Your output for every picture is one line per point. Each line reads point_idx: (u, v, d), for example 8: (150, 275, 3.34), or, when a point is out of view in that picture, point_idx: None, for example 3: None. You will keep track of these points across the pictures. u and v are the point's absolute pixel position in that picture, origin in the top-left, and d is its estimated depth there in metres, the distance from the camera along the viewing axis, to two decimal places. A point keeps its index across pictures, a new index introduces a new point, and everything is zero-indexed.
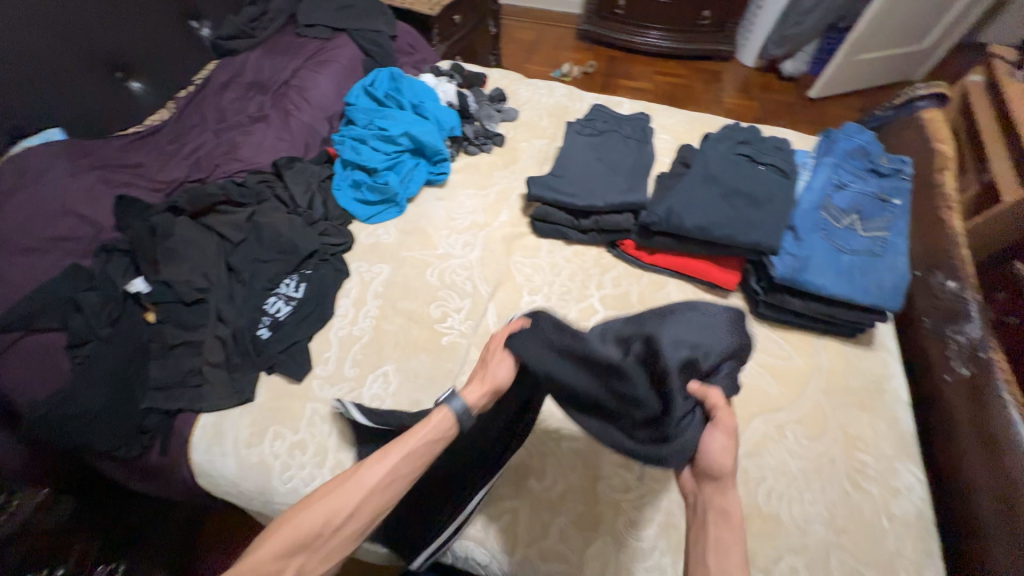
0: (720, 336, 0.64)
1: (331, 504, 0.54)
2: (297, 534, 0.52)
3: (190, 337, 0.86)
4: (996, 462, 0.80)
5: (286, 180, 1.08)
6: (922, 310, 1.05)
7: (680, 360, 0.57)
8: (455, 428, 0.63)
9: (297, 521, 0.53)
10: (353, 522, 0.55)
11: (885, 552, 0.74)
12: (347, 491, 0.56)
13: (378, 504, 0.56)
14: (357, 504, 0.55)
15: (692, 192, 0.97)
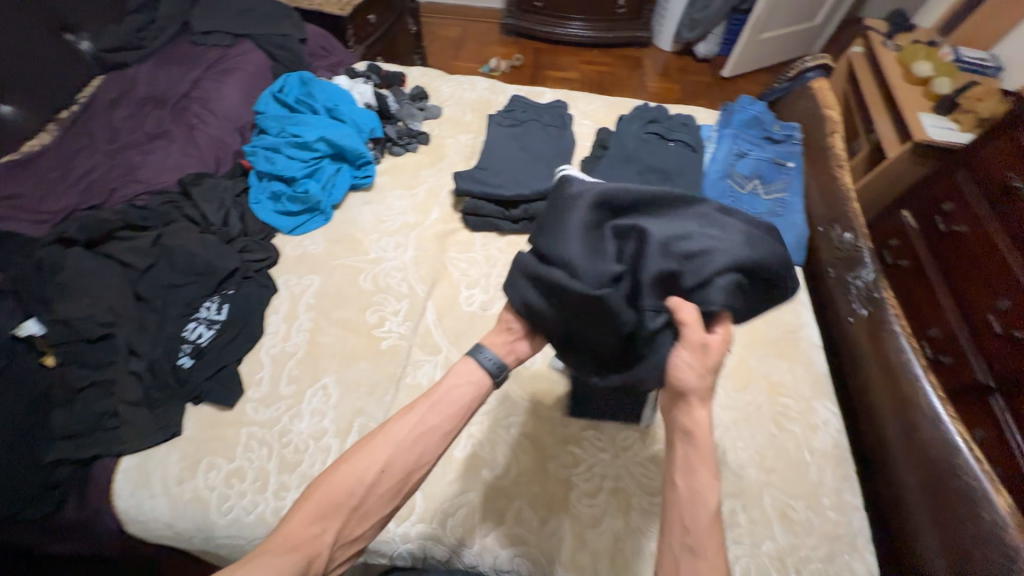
0: (719, 241, 0.56)
1: (365, 464, 0.53)
2: (329, 499, 0.51)
3: (98, 377, 0.79)
4: (895, 387, 0.89)
5: (195, 198, 1.02)
6: (825, 262, 1.15)
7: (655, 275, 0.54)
8: (488, 379, 0.60)
9: (334, 481, 0.52)
10: (388, 479, 0.54)
11: (809, 482, 0.81)
12: (380, 449, 0.54)
13: (410, 462, 0.55)
14: (387, 460, 0.53)
15: (610, 173, 1.01)
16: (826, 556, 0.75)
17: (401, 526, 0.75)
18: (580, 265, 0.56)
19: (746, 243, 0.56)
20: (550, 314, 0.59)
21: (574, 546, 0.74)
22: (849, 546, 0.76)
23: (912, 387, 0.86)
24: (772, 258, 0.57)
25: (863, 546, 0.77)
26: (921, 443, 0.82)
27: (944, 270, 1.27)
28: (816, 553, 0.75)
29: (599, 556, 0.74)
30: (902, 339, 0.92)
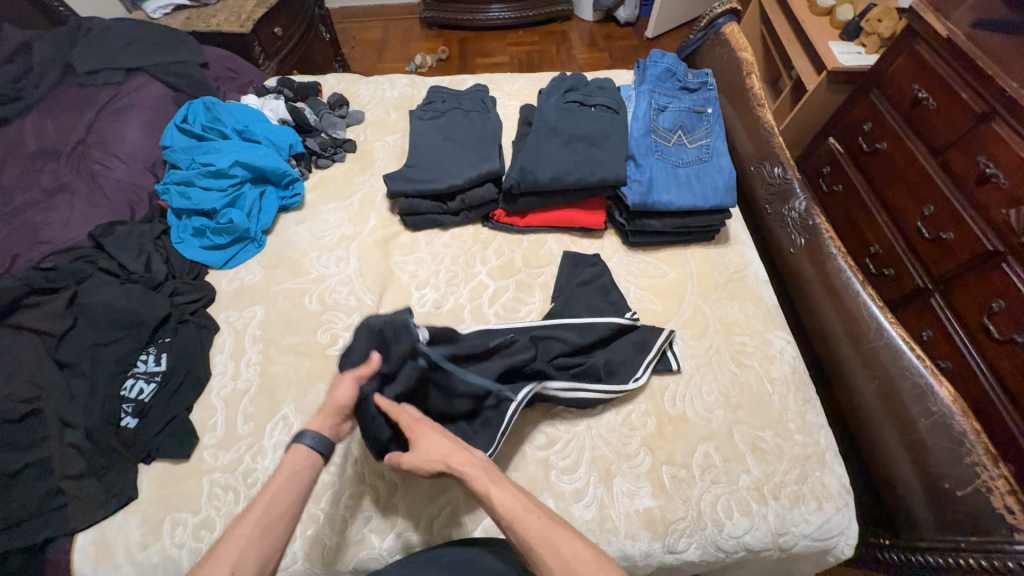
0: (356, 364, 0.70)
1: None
2: None
3: (33, 456, 0.74)
4: (839, 305, 0.93)
5: (109, 249, 0.95)
6: (762, 199, 1.18)
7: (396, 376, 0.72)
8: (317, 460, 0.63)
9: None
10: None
11: (774, 411, 0.85)
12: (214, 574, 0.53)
13: (257, 565, 0.55)
14: (234, 561, 0.54)
15: (537, 148, 1.01)
16: (798, 478, 0.79)
17: (386, 539, 0.74)
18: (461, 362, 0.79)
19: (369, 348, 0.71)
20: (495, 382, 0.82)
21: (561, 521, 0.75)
22: (818, 463, 0.81)
23: (854, 304, 0.90)
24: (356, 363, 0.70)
25: (831, 460, 0.81)
26: (869, 353, 0.86)
27: (872, 188, 1.33)
28: (789, 476, 0.79)
29: (587, 524, 0.75)
30: (839, 260, 0.96)
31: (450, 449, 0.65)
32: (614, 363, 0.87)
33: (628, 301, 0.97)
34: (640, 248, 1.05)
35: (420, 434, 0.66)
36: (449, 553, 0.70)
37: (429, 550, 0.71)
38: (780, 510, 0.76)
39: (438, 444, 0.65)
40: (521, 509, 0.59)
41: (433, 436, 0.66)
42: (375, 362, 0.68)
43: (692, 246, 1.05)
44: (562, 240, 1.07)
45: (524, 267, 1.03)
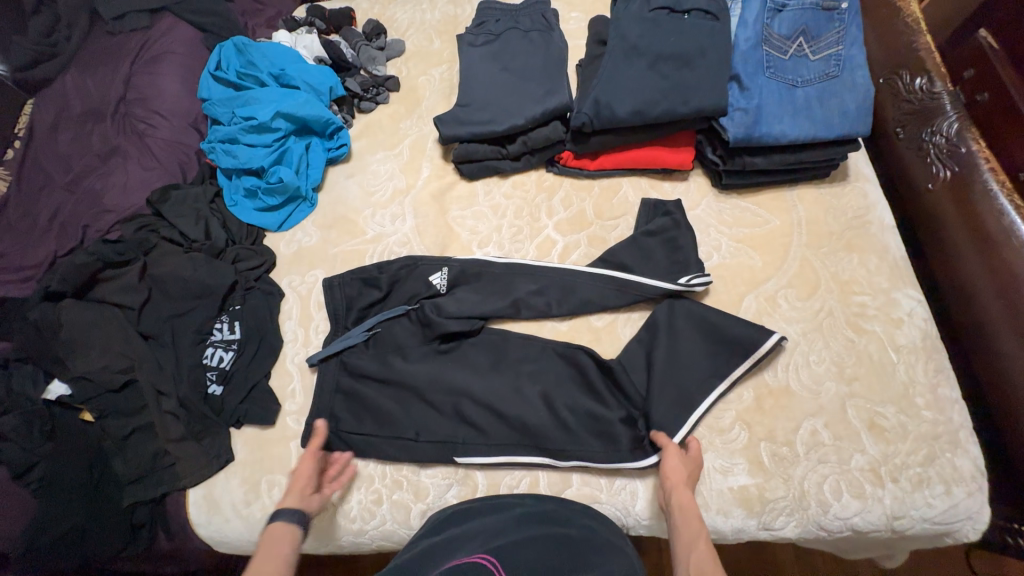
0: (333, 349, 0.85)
1: None
2: None
3: (138, 422, 0.78)
4: (991, 258, 0.77)
5: (168, 216, 0.93)
6: (891, 122, 0.96)
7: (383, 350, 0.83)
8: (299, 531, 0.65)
9: None
10: None
11: (897, 384, 0.73)
12: None
13: None
14: None
15: (616, 74, 0.84)
16: (924, 459, 0.69)
17: None
18: (465, 316, 0.84)
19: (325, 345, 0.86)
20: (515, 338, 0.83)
21: (646, 496, 0.72)
22: (950, 443, 0.70)
23: (1017, 256, 0.74)
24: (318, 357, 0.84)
25: (966, 439, 0.70)
26: None
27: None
28: (913, 458, 0.69)
29: None
30: (1002, 200, 0.78)
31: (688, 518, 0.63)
32: (690, 385, 0.75)
33: (704, 265, 0.84)
34: (734, 192, 0.89)
35: (674, 484, 0.66)
36: (523, 504, 0.70)
37: (501, 497, 0.72)
38: (897, 493, 0.68)
39: (686, 512, 0.64)
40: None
41: (682, 469, 0.68)
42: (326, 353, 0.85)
43: (800, 186, 0.88)
44: (640, 185, 0.93)
45: (597, 218, 0.92)
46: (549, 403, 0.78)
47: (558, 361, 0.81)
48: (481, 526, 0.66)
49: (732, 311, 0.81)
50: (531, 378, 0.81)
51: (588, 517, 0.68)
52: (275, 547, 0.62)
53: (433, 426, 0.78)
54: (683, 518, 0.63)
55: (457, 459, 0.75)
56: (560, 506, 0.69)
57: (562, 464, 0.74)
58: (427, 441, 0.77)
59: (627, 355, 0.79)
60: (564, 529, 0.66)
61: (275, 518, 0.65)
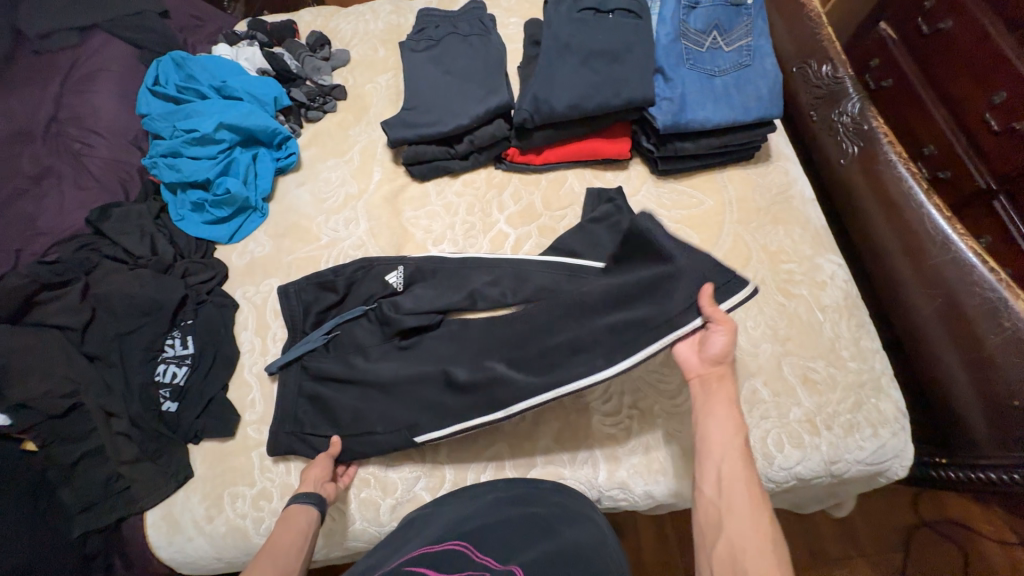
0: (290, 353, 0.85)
1: None
2: None
3: (87, 447, 0.76)
4: (899, 219, 0.85)
5: (110, 234, 0.89)
6: (805, 106, 1.05)
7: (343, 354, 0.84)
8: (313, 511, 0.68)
9: None
10: None
11: (825, 340, 0.80)
12: None
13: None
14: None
15: (551, 71, 0.89)
16: (852, 407, 0.76)
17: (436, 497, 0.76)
18: (421, 312, 0.85)
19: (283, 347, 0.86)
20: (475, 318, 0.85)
21: (607, 468, 0.76)
22: (874, 390, 0.77)
23: (917, 216, 0.83)
24: (276, 363, 0.84)
25: (887, 385, 0.78)
26: (931, 270, 0.80)
27: (931, 78, 1.02)
28: (843, 406, 0.76)
29: (633, 469, 0.76)
30: (901, 168, 0.87)
31: (720, 418, 0.61)
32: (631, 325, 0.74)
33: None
34: (670, 177, 0.96)
35: (708, 379, 0.65)
36: (493, 490, 0.71)
37: (470, 487, 0.73)
38: (833, 439, 0.74)
39: (715, 411, 0.62)
40: (743, 502, 0.55)
41: (723, 346, 0.65)
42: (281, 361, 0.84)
43: (728, 168, 0.95)
44: (584, 176, 0.98)
45: (545, 210, 0.96)
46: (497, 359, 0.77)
47: (512, 319, 0.80)
48: (453, 515, 0.67)
49: None
50: (486, 347, 0.80)
51: (554, 494, 0.71)
52: (295, 527, 0.66)
53: (394, 415, 0.77)
54: (712, 411, 0.62)
55: (419, 439, 0.75)
56: (530, 490, 0.71)
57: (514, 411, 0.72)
58: (397, 432, 0.76)
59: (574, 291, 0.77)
60: (534, 507, 0.67)
61: (296, 500, 0.69)
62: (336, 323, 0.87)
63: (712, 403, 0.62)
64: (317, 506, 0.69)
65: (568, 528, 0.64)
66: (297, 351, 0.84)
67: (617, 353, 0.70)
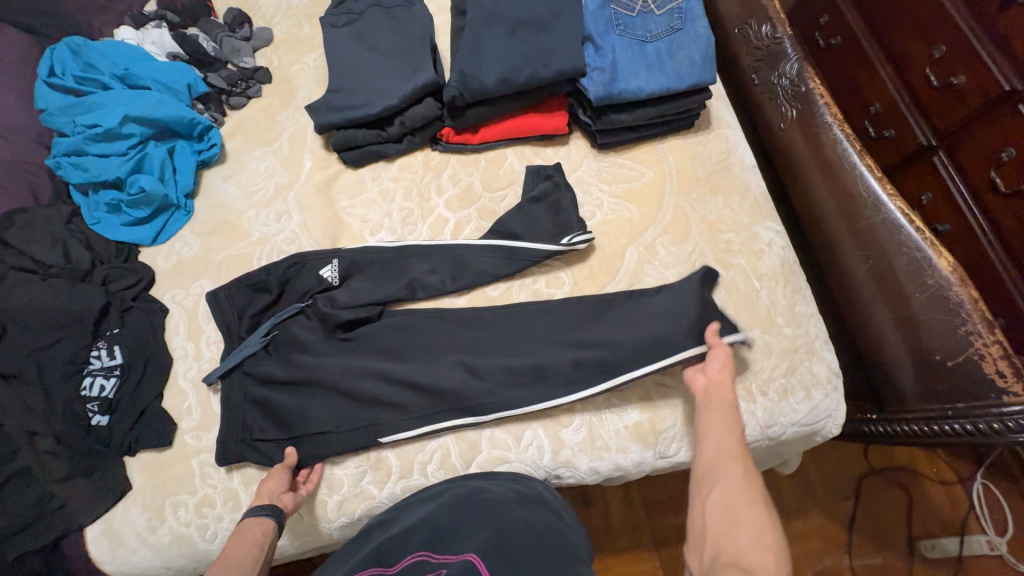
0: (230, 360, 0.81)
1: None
2: None
3: (13, 469, 0.72)
4: (837, 181, 0.85)
5: (15, 244, 0.83)
6: (747, 69, 1.02)
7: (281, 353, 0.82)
8: (266, 523, 0.67)
9: None
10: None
11: (762, 308, 0.81)
12: None
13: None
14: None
15: (477, 43, 0.84)
16: (786, 371, 0.78)
17: (384, 489, 0.76)
18: (360, 303, 0.83)
19: (223, 353, 0.83)
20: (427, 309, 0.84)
21: (552, 448, 0.76)
22: (807, 353, 0.79)
23: (852, 179, 0.83)
24: (213, 374, 0.80)
25: (820, 348, 0.79)
26: (865, 231, 0.81)
27: (874, 35, 0.99)
28: (777, 371, 0.78)
29: (578, 447, 0.76)
30: (836, 131, 0.86)
31: (720, 432, 0.65)
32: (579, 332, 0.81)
33: (587, 224, 0.88)
34: (611, 150, 0.93)
35: (711, 385, 0.70)
36: (452, 488, 0.71)
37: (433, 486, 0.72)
38: (768, 404, 0.76)
39: (714, 427, 0.65)
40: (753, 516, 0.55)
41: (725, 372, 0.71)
42: (217, 370, 0.80)
43: (668, 138, 0.93)
44: (523, 154, 0.94)
45: (485, 192, 0.93)
46: (456, 366, 0.79)
47: (470, 327, 0.82)
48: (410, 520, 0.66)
49: (617, 263, 0.85)
50: (444, 344, 0.82)
51: (500, 483, 0.72)
52: (248, 539, 0.65)
53: (352, 417, 0.77)
54: (711, 405, 0.68)
55: (384, 439, 0.76)
56: (488, 482, 0.72)
57: (485, 418, 0.77)
58: (350, 433, 0.76)
59: (533, 310, 0.82)
60: (490, 492, 0.70)
61: (252, 513, 0.68)
62: (273, 323, 0.84)
63: (712, 420, 0.66)
64: (276, 519, 0.68)
65: (517, 511, 0.67)
66: (235, 356, 0.81)
67: (575, 382, 0.77)
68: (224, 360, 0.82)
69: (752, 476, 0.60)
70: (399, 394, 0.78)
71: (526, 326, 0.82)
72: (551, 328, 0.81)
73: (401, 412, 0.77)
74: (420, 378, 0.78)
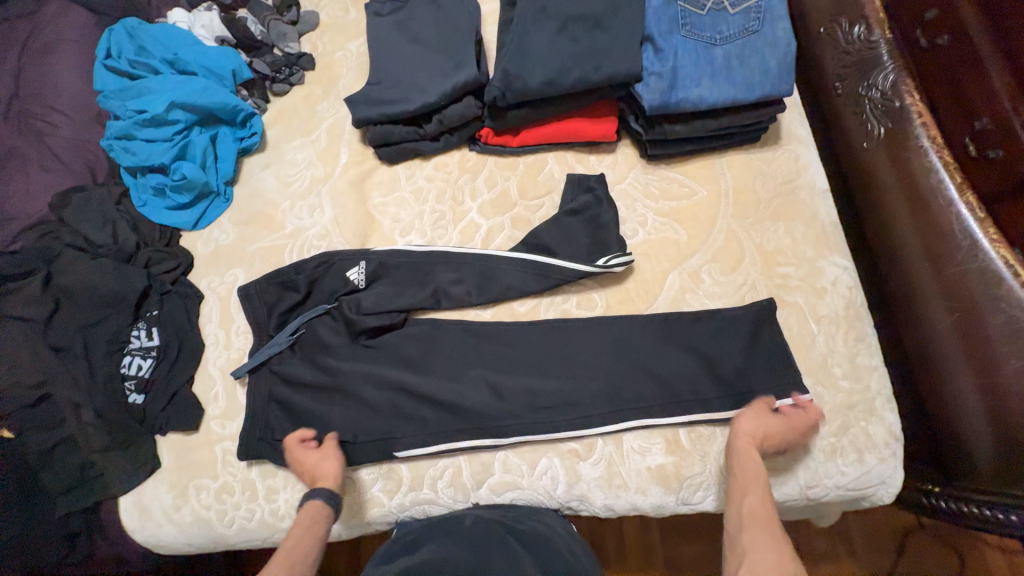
0: (259, 353, 0.82)
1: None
2: None
3: (58, 436, 0.77)
4: (927, 218, 0.73)
5: (71, 222, 0.87)
6: (830, 76, 0.90)
7: (307, 351, 0.82)
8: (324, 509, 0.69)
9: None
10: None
11: (818, 356, 0.73)
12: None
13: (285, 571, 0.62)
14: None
15: (526, 39, 0.78)
16: (838, 430, 0.69)
17: (395, 499, 0.75)
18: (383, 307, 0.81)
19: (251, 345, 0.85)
20: (453, 320, 0.82)
21: (566, 480, 0.73)
22: (865, 412, 0.70)
23: (944, 217, 0.72)
24: (240, 369, 0.81)
25: (882, 407, 0.70)
26: (954, 279, 0.70)
27: (996, 25, 0.72)
28: (826, 429, 0.70)
29: (594, 481, 0.72)
30: (934, 157, 0.74)
31: (741, 495, 0.63)
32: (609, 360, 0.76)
33: (627, 244, 0.81)
34: (661, 162, 0.85)
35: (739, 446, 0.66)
36: (470, 516, 0.71)
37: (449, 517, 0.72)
38: (811, 462, 0.69)
39: (735, 492, 0.63)
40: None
41: (755, 430, 0.67)
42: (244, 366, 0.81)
43: (728, 153, 0.84)
44: (565, 161, 0.88)
45: (521, 199, 0.88)
46: (477, 383, 0.77)
47: (494, 344, 0.79)
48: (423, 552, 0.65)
49: (655, 289, 0.79)
50: (466, 358, 0.79)
51: (508, 516, 0.71)
52: (309, 526, 0.67)
53: (371, 424, 0.77)
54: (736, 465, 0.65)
55: (399, 453, 0.75)
56: (499, 515, 0.71)
57: (504, 441, 0.74)
58: (365, 441, 0.76)
59: (565, 328, 0.79)
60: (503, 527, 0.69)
61: (308, 498, 0.69)
62: (300, 320, 0.84)
63: (733, 482, 0.64)
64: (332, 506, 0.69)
65: (525, 548, 0.66)
66: (263, 349, 0.83)
67: (596, 416, 0.73)
68: (253, 351, 0.83)
69: (781, 544, 0.58)
70: (417, 407, 0.77)
71: (557, 347, 0.78)
72: (581, 354, 0.77)
73: (415, 424, 0.76)
74: (438, 392, 0.77)
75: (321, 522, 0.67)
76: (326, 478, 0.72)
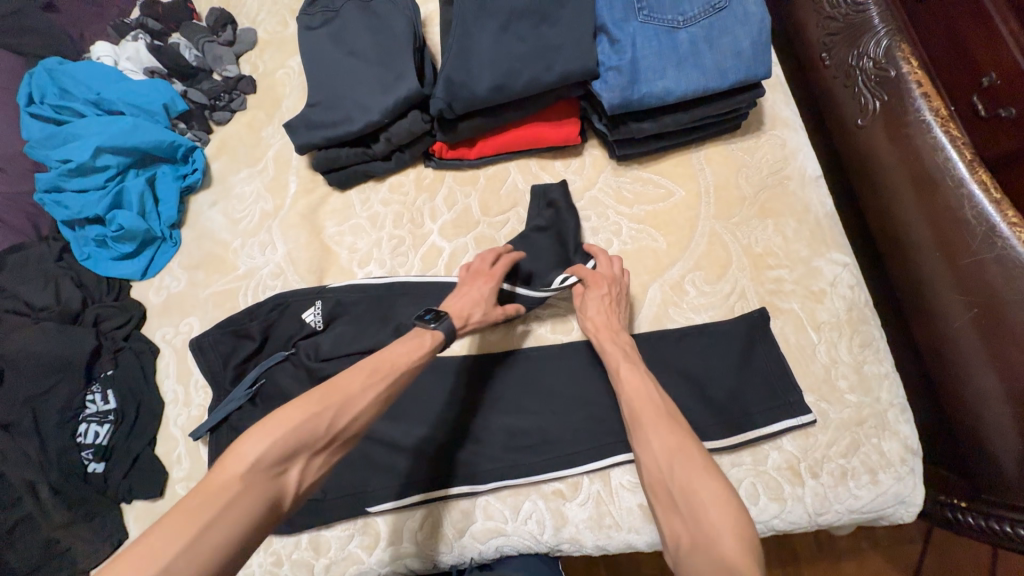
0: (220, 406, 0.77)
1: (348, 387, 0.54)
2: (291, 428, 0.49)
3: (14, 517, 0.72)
4: (935, 203, 0.65)
5: (9, 286, 0.82)
6: (816, 46, 0.81)
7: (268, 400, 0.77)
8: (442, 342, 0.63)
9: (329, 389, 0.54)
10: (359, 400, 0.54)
11: (818, 367, 0.66)
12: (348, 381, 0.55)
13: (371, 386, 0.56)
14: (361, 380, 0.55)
15: (468, 42, 0.70)
16: (847, 449, 0.63)
17: (372, 556, 0.68)
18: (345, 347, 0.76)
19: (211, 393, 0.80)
20: None
21: (553, 524, 0.67)
22: (877, 427, 0.63)
23: (954, 199, 0.63)
24: (199, 427, 0.76)
25: (895, 420, 0.63)
26: (971, 271, 0.61)
27: None
28: (834, 450, 0.63)
29: (583, 523, 0.66)
30: (939, 133, 0.65)
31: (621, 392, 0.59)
32: (585, 390, 0.72)
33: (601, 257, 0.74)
34: (632, 162, 0.78)
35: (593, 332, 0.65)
36: None
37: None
38: (822, 488, 0.62)
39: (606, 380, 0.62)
40: (678, 462, 0.49)
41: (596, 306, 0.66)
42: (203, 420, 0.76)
43: (705, 145, 0.76)
44: (528, 170, 0.81)
45: (484, 216, 0.80)
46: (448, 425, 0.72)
47: (466, 379, 0.74)
48: None
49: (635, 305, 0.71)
50: (436, 397, 0.73)
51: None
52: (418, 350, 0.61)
53: (339, 478, 0.71)
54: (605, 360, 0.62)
55: (371, 508, 0.69)
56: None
57: (482, 486, 0.69)
58: (334, 498, 0.70)
59: (538, 358, 0.74)
60: None
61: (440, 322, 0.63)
62: (257, 368, 0.78)
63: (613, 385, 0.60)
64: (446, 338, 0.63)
65: None
66: (223, 400, 0.78)
67: (578, 455, 0.68)
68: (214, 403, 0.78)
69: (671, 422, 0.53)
70: (388, 455, 0.71)
71: (532, 378, 0.73)
72: (557, 386, 0.72)
73: (385, 473, 0.70)
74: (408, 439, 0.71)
75: (420, 355, 0.61)
76: (459, 314, 0.65)
